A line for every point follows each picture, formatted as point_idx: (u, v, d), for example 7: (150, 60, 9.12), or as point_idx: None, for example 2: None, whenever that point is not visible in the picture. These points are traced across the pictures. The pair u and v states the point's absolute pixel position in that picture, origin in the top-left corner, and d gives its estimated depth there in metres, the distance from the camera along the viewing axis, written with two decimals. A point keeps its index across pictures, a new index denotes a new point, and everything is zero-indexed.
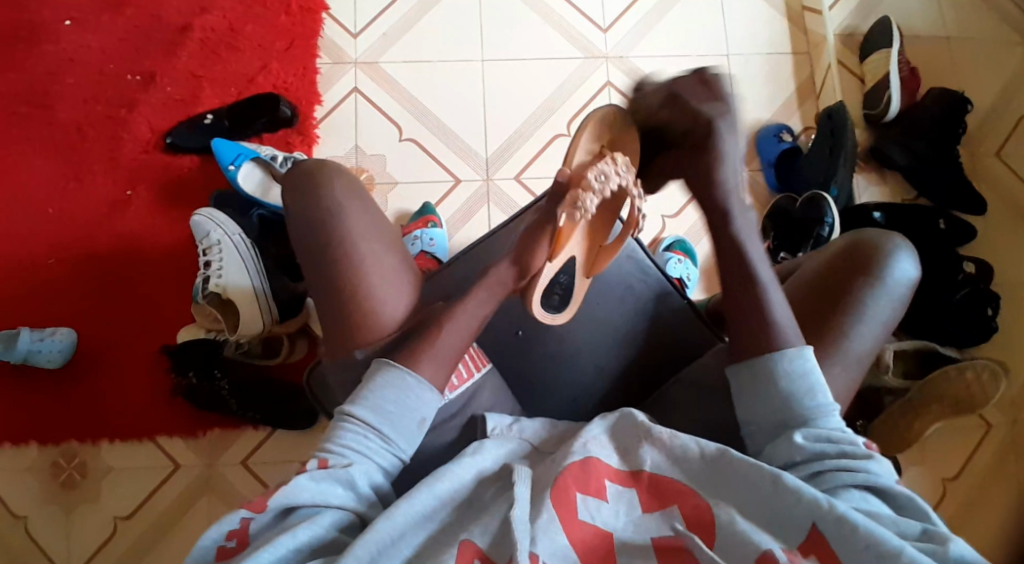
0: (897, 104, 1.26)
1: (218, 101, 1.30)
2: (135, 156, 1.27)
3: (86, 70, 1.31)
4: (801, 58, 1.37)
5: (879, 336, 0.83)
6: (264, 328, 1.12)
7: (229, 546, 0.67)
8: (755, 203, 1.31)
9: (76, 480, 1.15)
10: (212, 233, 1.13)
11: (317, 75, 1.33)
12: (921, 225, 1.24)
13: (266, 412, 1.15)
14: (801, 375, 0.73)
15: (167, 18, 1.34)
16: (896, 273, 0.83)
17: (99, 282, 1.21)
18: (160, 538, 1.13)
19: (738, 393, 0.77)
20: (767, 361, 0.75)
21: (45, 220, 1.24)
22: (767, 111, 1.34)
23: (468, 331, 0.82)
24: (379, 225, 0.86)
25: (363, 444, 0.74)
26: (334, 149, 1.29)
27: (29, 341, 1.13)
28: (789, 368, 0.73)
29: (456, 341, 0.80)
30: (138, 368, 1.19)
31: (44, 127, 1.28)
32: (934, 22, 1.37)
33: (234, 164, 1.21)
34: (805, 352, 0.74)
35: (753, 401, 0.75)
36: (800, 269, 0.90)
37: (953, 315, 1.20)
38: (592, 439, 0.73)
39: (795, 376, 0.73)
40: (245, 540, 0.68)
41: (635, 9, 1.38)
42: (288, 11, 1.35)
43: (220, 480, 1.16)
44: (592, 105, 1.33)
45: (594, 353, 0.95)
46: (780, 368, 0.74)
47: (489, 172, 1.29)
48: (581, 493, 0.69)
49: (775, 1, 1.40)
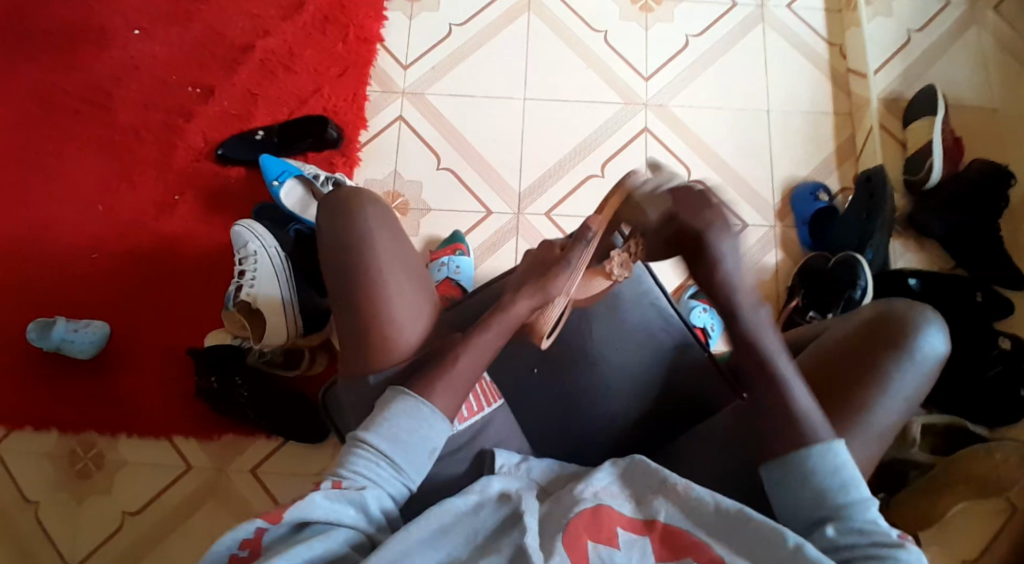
0: (940, 171, 1.25)
1: (270, 118, 1.36)
2: (186, 164, 1.33)
3: (150, 80, 1.38)
4: (842, 119, 1.37)
5: (904, 409, 0.81)
6: (287, 340, 1.16)
7: (242, 554, 0.68)
8: (787, 258, 1.30)
9: (90, 471, 1.18)
10: (249, 243, 1.16)
11: (366, 102, 1.38)
12: (955, 296, 1.21)
13: (282, 421, 1.17)
14: (834, 472, 0.71)
15: (232, 37, 1.41)
16: (925, 347, 0.81)
17: (137, 279, 1.27)
18: (162, 536, 1.15)
19: (770, 485, 0.74)
20: (800, 456, 0.72)
21: (95, 217, 1.30)
22: (804, 168, 1.34)
23: (483, 362, 0.84)
24: (407, 254, 0.89)
25: (375, 471, 0.75)
26: (374, 173, 1.33)
27: (65, 330, 1.19)
28: (820, 464, 0.72)
29: (472, 369, 0.82)
30: (163, 364, 1.22)
31: (106, 128, 1.35)
32: (981, 93, 1.36)
33: (277, 180, 1.25)
34: (837, 447, 0.72)
35: (785, 493, 0.73)
36: (826, 332, 0.89)
37: (984, 394, 1.16)
38: (601, 489, 0.75)
39: (828, 469, 0.71)
40: (258, 550, 0.68)
41: (678, 60, 1.41)
42: (345, 40, 1.41)
43: (227, 485, 1.18)
44: (629, 148, 1.34)
45: (612, 401, 0.93)
46: (813, 463, 0.72)
47: (520, 206, 1.31)
48: (593, 541, 0.69)
49: (819, 62, 1.41)
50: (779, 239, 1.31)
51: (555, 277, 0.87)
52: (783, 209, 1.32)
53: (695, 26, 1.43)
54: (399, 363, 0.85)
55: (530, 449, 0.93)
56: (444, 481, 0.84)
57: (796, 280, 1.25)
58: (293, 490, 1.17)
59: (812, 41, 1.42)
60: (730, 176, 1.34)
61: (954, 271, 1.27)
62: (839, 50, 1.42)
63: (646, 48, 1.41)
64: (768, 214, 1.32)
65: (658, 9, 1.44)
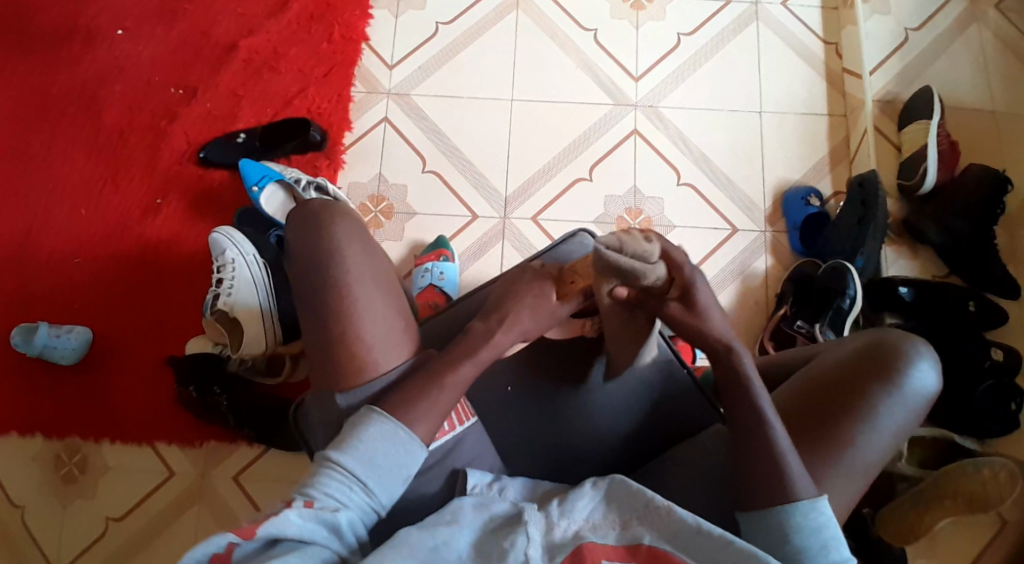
0: (934, 177, 1.22)
1: (253, 120, 1.34)
2: (168, 166, 1.32)
3: (132, 80, 1.37)
4: (838, 121, 1.34)
5: (889, 444, 0.80)
6: (267, 349, 1.15)
7: None
8: (777, 264, 1.27)
9: (74, 475, 1.19)
10: (227, 251, 1.15)
11: (351, 103, 1.36)
12: (949, 306, 1.19)
13: (263, 428, 1.17)
14: (816, 531, 0.72)
15: (215, 36, 1.39)
16: (914, 381, 0.81)
17: (120, 283, 1.26)
18: (146, 541, 1.15)
19: (749, 535, 0.75)
20: (785, 512, 0.72)
21: (79, 220, 1.29)
22: (797, 172, 1.31)
23: (463, 385, 0.82)
24: (378, 268, 0.88)
25: (346, 494, 0.74)
26: (358, 176, 1.31)
27: (47, 337, 1.18)
28: (805, 522, 0.72)
29: (455, 392, 0.82)
30: (146, 371, 1.22)
31: (89, 129, 1.34)
32: (981, 94, 1.32)
33: (257, 185, 1.23)
34: (823, 504, 0.72)
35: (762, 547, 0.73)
36: (815, 360, 0.87)
37: (976, 406, 1.14)
38: (583, 524, 0.73)
39: (812, 527, 0.72)
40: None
41: (670, 60, 1.38)
42: (329, 39, 1.38)
43: (211, 492, 1.18)
44: (617, 151, 1.32)
45: (596, 422, 0.92)
46: (798, 520, 0.72)
47: (506, 210, 1.29)
48: None
49: (814, 60, 1.38)
50: (770, 244, 1.28)
51: (521, 311, 0.87)
52: (774, 213, 1.30)
53: (688, 24, 1.40)
54: (387, 374, 0.84)
55: (506, 469, 0.91)
56: (418, 501, 0.83)
57: (786, 287, 1.22)
58: (275, 497, 1.17)
59: (807, 40, 1.39)
60: (720, 179, 1.31)
61: (948, 279, 1.25)
62: (836, 49, 1.39)
63: (637, 47, 1.38)
64: (760, 218, 1.29)
65: (650, 6, 1.41)
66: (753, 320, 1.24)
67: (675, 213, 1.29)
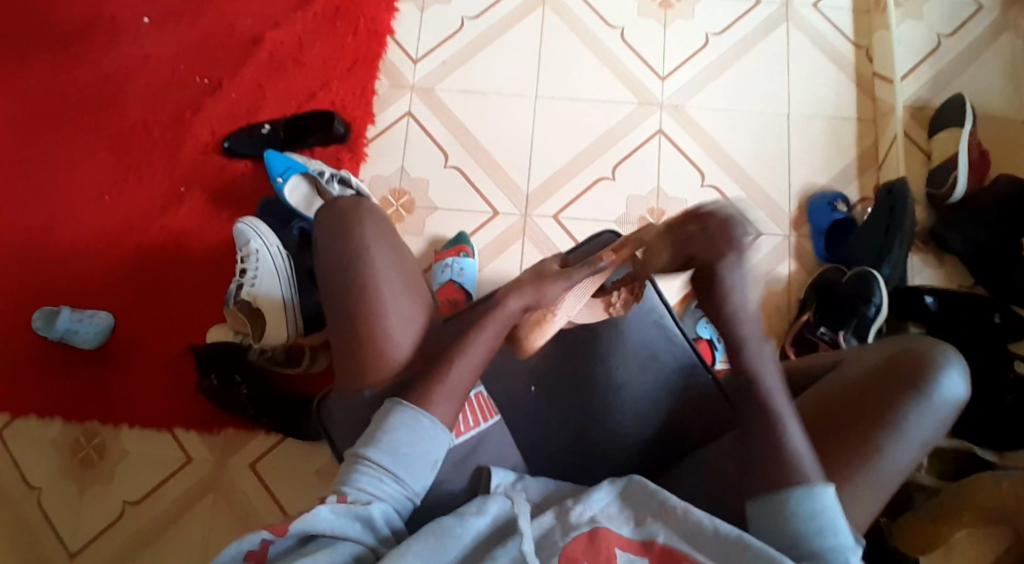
0: (964, 186, 1.20)
1: (277, 112, 1.35)
2: (193, 156, 1.33)
3: (158, 70, 1.38)
4: (865, 126, 1.32)
5: (916, 454, 0.78)
6: (286, 340, 1.15)
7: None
8: (801, 269, 1.26)
9: (92, 459, 1.20)
10: (251, 242, 1.16)
11: (374, 97, 1.36)
12: (974, 316, 1.17)
13: (281, 419, 1.17)
14: (818, 515, 0.71)
15: (242, 28, 1.39)
16: (943, 390, 0.79)
17: (143, 271, 1.27)
18: (161, 528, 1.16)
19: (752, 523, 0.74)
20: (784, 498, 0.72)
21: (105, 206, 1.31)
22: (823, 176, 1.30)
23: (477, 366, 0.83)
24: (403, 267, 0.90)
25: (379, 487, 0.74)
26: (381, 170, 1.31)
27: (68, 321, 1.20)
28: (803, 507, 0.71)
29: (466, 375, 0.82)
30: (167, 359, 1.23)
31: (115, 117, 1.35)
32: (1013, 101, 1.30)
33: (282, 176, 1.25)
34: (823, 492, 0.71)
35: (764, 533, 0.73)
36: (843, 366, 0.86)
37: (1000, 419, 1.12)
38: (599, 511, 0.73)
39: (809, 515, 0.71)
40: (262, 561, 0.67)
41: (696, 60, 1.36)
42: (355, 32, 1.38)
43: (227, 480, 1.19)
44: (642, 150, 1.31)
45: (618, 426, 0.91)
46: (797, 505, 0.71)
47: (528, 208, 1.28)
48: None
49: (843, 64, 1.36)
50: (794, 250, 1.27)
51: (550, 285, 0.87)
52: (799, 218, 1.28)
53: (716, 23, 1.38)
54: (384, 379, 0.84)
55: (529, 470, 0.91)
56: (439, 497, 0.83)
57: (810, 294, 1.21)
58: (291, 487, 1.18)
59: (837, 43, 1.37)
60: (744, 182, 1.30)
61: (975, 290, 1.23)
62: (865, 53, 1.37)
63: (663, 46, 1.37)
64: (783, 223, 1.28)
65: (677, 5, 1.40)
66: (773, 325, 1.23)
67: None
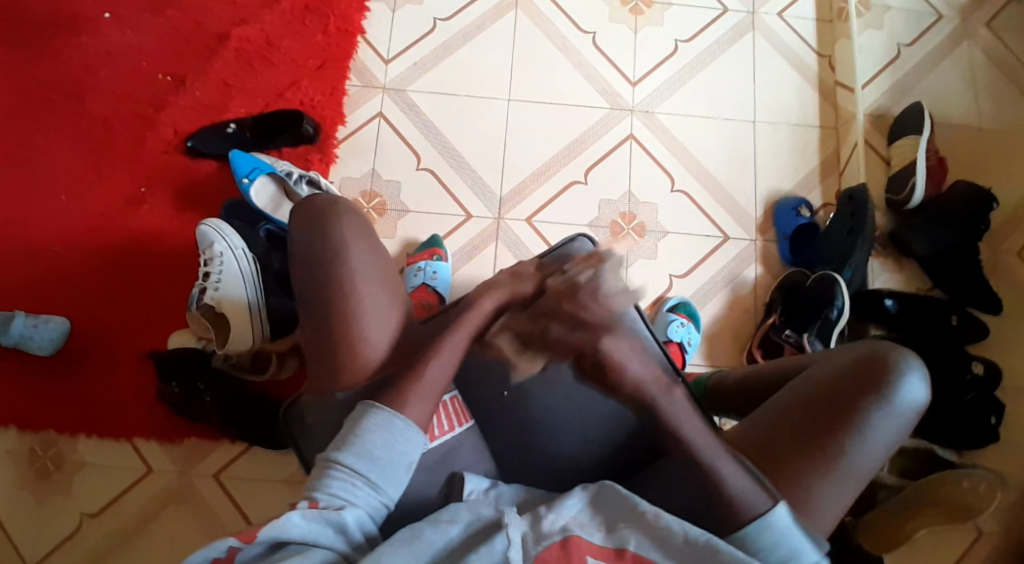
0: (922, 191, 1.24)
1: (244, 110, 1.31)
2: (154, 155, 1.29)
3: (118, 66, 1.33)
4: (828, 133, 1.36)
5: (880, 455, 0.81)
6: (253, 345, 1.13)
7: None
8: (766, 273, 1.28)
9: (49, 470, 1.15)
10: (215, 244, 1.12)
11: (344, 97, 1.33)
12: (931, 319, 1.22)
13: (247, 428, 1.14)
14: (779, 543, 0.75)
15: (207, 24, 1.36)
16: (905, 394, 0.82)
17: (100, 275, 1.22)
18: (122, 541, 1.12)
19: None
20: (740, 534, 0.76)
21: (59, 206, 1.25)
22: (788, 182, 1.33)
23: (453, 365, 0.83)
24: (383, 266, 0.88)
25: (351, 491, 0.73)
26: (351, 171, 1.29)
27: (23, 326, 1.15)
28: (762, 541, 0.75)
29: (442, 375, 0.82)
30: (126, 365, 1.19)
31: (70, 113, 1.30)
32: (967, 111, 1.35)
33: (248, 177, 1.21)
34: (774, 520, 0.75)
35: None
36: (810, 368, 0.88)
37: (956, 419, 1.16)
38: (570, 520, 0.73)
39: (772, 542, 0.75)
40: None
41: (667, 66, 1.38)
42: (324, 31, 1.36)
43: (191, 490, 1.15)
44: (614, 154, 1.32)
45: (589, 429, 0.91)
46: (756, 540, 0.75)
47: (501, 211, 1.28)
48: None
49: (808, 73, 1.39)
50: (760, 253, 1.29)
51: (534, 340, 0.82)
52: (764, 222, 1.31)
53: (686, 30, 1.41)
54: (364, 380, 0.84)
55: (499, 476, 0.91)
56: (415, 501, 0.82)
57: (776, 296, 1.24)
58: (258, 496, 1.15)
59: (802, 52, 1.41)
60: (713, 186, 1.32)
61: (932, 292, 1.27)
62: (829, 62, 1.40)
63: (635, 51, 1.39)
64: (750, 227, 1.30)
65: (649, 12, 1.41)
66: (740, 327, 1.26)
67: (669, 220, 1.30)
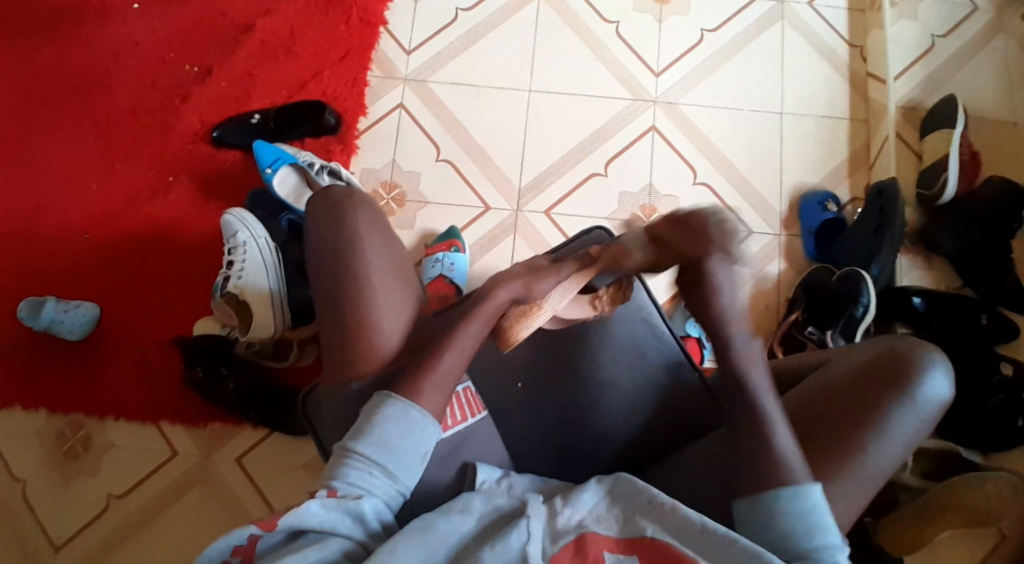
0: (954, 187, 1.21)
1: (267, 101, 1.33)
2: (181, 145, 1.31)
3: (146, 57, 1.35)
4: (858, 126, 1.33)
5: (900, 453, 0.79)
6: (274, 334, 1.14)
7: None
8: (791, 268, 1.26)
9: (77, 452, 1.19)
10: (239, 234, 1.15)
11: (366, 87, 1.34)
12: (961, 318, 1.18)
13: (268, 413, 1.17)
14: (804, 516, 0.71)
15: (233, 15, 1.37)
16: (927, 390, 0.79)
17: (128, 263, 1.26)
18: (146, 523, 1.15)
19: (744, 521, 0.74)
20: (768, 499, 0.72)
21: (89, 195, 1.29)
22: (815, 175, 1.30)
23: (467, 354, 0.83)
24: (396, 259, 0.89)
25: (368, 480, 0.74)
26: (372, 162, 1.30)
27: (55, 311, 1.18)
28: (791, 508, 0.71)
29: (456, 365, 0.82)
30: (152, 351, 1.22)
31: (100, 103, 1.33)
32: (1005, 104, 1.31)
33: (271, 168, 1.22)
34: (810, 490, 0.72)
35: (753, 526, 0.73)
36: (830, 363, 0.86)
37: (982, 424, 1.13)
38: (587, 515, 0.73)
39: (795, 514, 0.71)
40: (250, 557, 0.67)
41: (691, 56, 1.36)
42: (347, 22, 1.36)
43: (212, 473, 1.18)
44: (635, 146, 1.31)
45: (604, 422, 0.90)
46: (785, 504, 0.71)
47: (520, 203, 1.28)
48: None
49: (837, 64, 1.36)
50: (784, 248, 1.27)
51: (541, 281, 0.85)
52: (790, 217, 1.28)
53: (711, 20, 1.38)
54: (376, 370, 0.84)
55: (515, 467, 0.90)
56: (427, 492, 0.83)
57: (799, 292, 1.21)
58: (278, 482, 1.17)
59: (832, 42, 1.37)
60: (736, 179, 1.30)
61: (961, 292, 1.24)
62: (860, 53, 1.37)
63: (659, 41, 1.36)
64: (775, 221, 1.28)
65: (673, 1, 1.39)
66: (763, 323, 1.24)
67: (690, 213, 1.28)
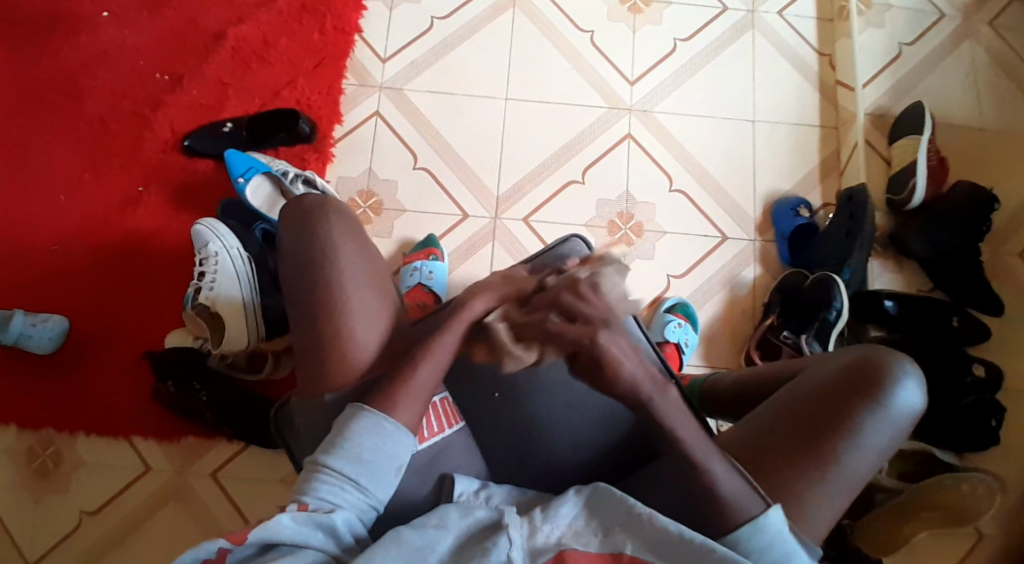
0: (922, 193, 1.23)
1: (240, 110, 1.31)
2: (151, 154, 1.29)
3: (115, 65, 1.33)
4: (829, 132, 1.35)
5: (873, 462, 0.80)
6: (249, 345, 1.13)
7: None
8: (765, 274, 1.27)
9: (48, 469, 1.15)
10: (210, 244, 1.13)
11: (341, 96, 1.33)
12: (932, 322, 1.20)
13: (244, 427, 1.14)
14: (769, 548, 0.74)
15: (204, 23, 1.36)
16: (899, 399, 0.81)
17: (96, 275, 1.22)
18: (120, 539, 1.12)
19: None
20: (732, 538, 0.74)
21: (56, 207, 1.26)
22: (787, 182, 1.32)
23: (442, 365, 0.81)
24: (372, 267, 0.88)
25: (340, 494, 0.72)
26: (348, 170, 1.29)
27: (22, 325, 1.15)
28: (756, 543, 0.74)
29: (431, 376, 0.81)
30: (122, 365, 1.19)
31: (67, 113, 1.30)
32: (968, 111, 1.34)
33: (243, 177, 1.21)
34: (770, 518, 0.74)
35: None
36: (806, 370, 0.87)
37: (955, 424, 1.15)
38: (566, 531, 0.72)
39: (762, 547, 0.74)
40: None
41: (666, 65, 1.37)
42: (321, 30, 1.35)
43: (187, 488, 1.15)
44: (611, 154, 1.31)
45: (581, 429, 0.90)
46: (750, 542, 0.74)
47: (498, 211, 1.27)
48: None
49: (807, 72, 1.38)
50: (759, 253, 1.28)
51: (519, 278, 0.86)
52: (763, 222, 1.30)
53: (685, 29, 1.40)
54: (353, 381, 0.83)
55: (492, 477, 0.90)
56: (406, 502, 0.82)
57: (774, 297, 1.23)
58: (255, 497, 1.15)
59: (802, 51, 1.40)
60: (711, 186, 1.31)
61: (932, 293, 1.26)
62: (829, 61, 1.39)
63: (634, 51, 1.38)
64: (749, 227, 1.30)
65: (647, 10, 1.40)
66: (740, 327, 1.24)
67: (666, 219, 1.29)
